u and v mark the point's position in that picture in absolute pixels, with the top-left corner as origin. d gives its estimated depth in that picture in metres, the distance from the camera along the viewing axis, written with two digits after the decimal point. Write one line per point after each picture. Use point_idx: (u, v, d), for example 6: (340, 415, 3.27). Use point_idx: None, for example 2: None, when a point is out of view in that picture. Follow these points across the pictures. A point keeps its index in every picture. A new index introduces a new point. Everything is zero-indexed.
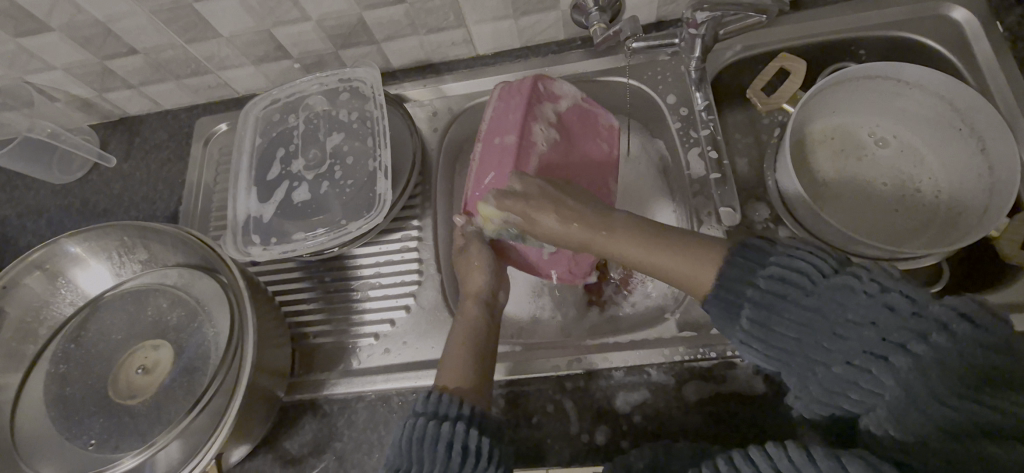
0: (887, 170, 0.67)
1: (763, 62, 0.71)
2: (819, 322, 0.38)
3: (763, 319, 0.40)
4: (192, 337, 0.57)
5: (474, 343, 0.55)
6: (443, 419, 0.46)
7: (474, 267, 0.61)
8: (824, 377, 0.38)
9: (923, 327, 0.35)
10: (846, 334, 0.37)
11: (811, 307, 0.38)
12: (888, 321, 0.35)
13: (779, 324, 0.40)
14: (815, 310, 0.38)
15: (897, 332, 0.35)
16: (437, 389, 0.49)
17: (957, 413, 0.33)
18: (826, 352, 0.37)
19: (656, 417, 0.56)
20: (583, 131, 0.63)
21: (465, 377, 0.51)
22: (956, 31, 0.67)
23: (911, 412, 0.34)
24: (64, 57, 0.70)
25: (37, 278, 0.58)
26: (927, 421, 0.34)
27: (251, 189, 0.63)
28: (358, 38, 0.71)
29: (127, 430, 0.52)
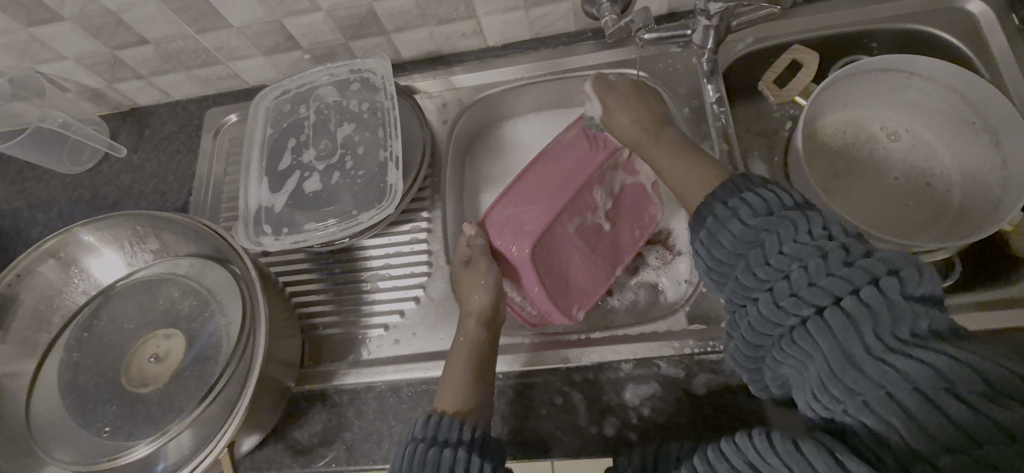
0: (900, 163, 0.67)
1: (774, 54, 0.71)
2: (755, 260, 0.40)
3: (709, 246, 0.44)
4: (204, 327, 0.57)
5: (470, 352, 0.56)
6: (443, 446, 0.45)
7: (476, 285, 0.60)
8: (756, 317, 0.40)
9: (851, 277, 0.35)
10: (778, 276, 0.39)
11: (752, 244, 0.41)
12: (817, 269, 0.37)
13: (723, 256, 0.43)
14: (754, 249, 0.41)
15: (826, 281, 0.36)
16: (432, 411, 0.50)
17: (888, 367, 0.33)
18: (760, 293, 0.40)
19: (666, 410, 0.56)
20: (626, 204, 0.66)
21: (461, 384, 0.52)
22: (970, 24, 0.67)
23: (838, 363, 0.34)
24: (75, 47, 0.70)
25: (50, 267, 0.59)
26: (855, 374, 0.34)
27: (262, 179, 0.63)
28: (368, 29, 0.71)
29: (141, 417, 0.53)
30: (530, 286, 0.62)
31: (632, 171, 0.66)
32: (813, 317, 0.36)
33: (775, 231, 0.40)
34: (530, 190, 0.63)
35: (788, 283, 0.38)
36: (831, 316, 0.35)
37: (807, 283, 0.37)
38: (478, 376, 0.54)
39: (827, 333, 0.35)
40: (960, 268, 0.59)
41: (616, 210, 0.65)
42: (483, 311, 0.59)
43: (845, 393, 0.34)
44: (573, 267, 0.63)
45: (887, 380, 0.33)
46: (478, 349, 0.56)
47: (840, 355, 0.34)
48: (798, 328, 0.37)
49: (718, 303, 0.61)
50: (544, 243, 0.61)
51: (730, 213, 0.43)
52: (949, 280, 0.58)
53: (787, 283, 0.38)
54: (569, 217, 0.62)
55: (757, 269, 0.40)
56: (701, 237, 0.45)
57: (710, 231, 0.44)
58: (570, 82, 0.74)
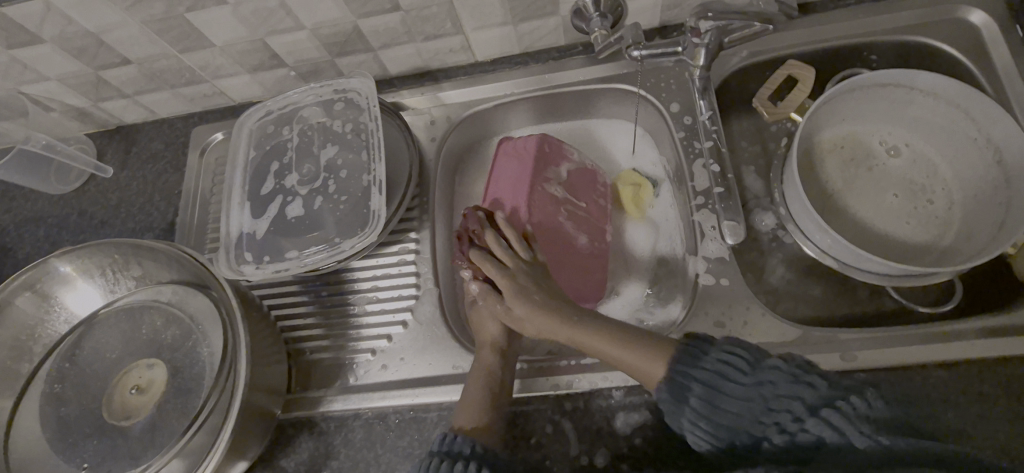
0: (899, 180, 0.65)
1: (769, 68, 0.69)
2: (759, 409, 0.45)
3: (707, 412, 0.47)
4: (187, 357, 0.56)
5: (485, 384, 0.56)
6: (457, 459, 0.48)
7: (487, 323, 0.61)
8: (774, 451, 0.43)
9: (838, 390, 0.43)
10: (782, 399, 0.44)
11: (752, 397, 0.46)
12: (810, 392, 0.43)
13: (724, 414, 0.46)
14: (754, 399, 0.46)
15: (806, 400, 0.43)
16: (453, 430, 0.52)
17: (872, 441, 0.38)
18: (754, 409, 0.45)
19: (657, 439, 0.54)
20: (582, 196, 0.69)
21: (478, 419, 0.53)
22: (973, 35, 0.65)
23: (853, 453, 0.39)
24: (58, 68, 0.69)
25: (27, 299, 0.57)
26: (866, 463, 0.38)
27: (244, 204, 0.62)
28: (354, 47, 0.70)
29: (121, 452, 0.52)
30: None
31: (571, 159, 0.69)
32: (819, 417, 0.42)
33: (766, 379, 0.46)
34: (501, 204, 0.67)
35: (793, 410, 0.43)
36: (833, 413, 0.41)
37: (805, 404, 0.43)
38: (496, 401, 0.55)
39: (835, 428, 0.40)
40: (961, 292, 0.58)
41: (578, 201, 0.68)
42: (497, 342, 0.60)
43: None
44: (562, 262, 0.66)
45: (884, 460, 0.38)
46: (496, 379, 0.57)
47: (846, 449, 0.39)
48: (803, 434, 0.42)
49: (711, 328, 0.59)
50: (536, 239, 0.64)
51: (720, 376, 0.47)
52: (952, 304, 0.58)
53: (790, 414, 0.43)
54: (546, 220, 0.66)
55: (761, 415, 0.45)
56: (692, 406, 0.48)
57: (703, 387, 0.47)
58: (561, 98, 0.72)
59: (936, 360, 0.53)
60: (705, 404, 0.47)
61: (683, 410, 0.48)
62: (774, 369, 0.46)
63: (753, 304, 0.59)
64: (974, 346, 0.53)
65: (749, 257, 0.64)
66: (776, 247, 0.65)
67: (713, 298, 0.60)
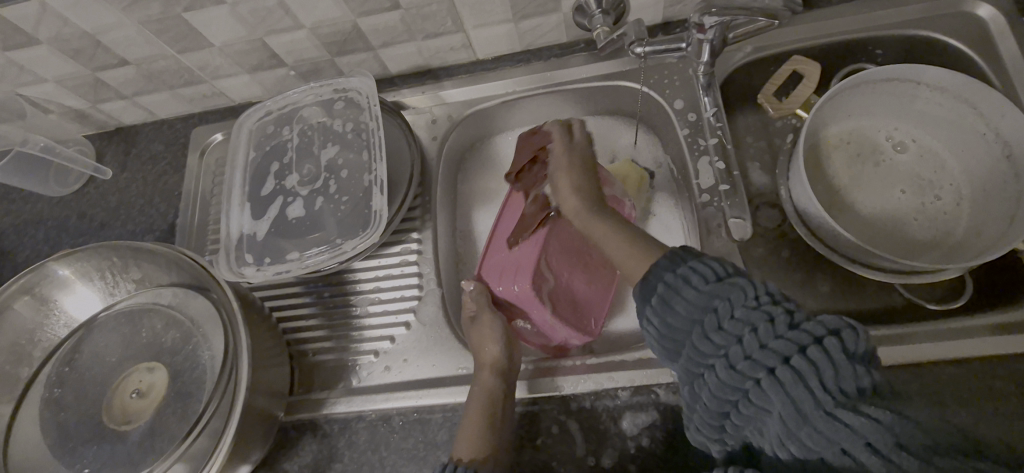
0: (906, 175, 0.64)
1: (774, 64, 0.68)
2: (709, 325, 0.40)
3: (661, 315, 0.43)
4: (187, 360, 0.56)
5: (482, 409, 0.55)
6: None
7: (484, 334, 0.60)
8: (714, 379, 0.39)
9: (803, 334, 0.36)
10: (741, 332, 0.38)
11: (705, 309, 0.41)
12: (768, 330, 0.37)
13: (674, 320, 0.42)
14: (708, 313, 0.40)
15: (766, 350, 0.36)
16: (453, 464, 0.51)
17: (841, 425, 0.33)
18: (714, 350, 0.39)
19: (665, 440, 0.54)
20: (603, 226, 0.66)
21: (477, 449, 0.52)
22: (979, 28, 0.64)
23: (803, 417, 0.34)
24: (55, 70, 0.69)
25: (25, 303, 0.56)
26: (812, 434, 0.34)
27: (244, 205, 0.62)
28: (354, 45, 0.69)
29: (121, 458, 0.51)
30: (514, 295, 0.62)
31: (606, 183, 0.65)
32: (779, 366, 0.36)
33: (725, 296, 0.40)
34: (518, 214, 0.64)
35: (745, 345, 0.37)
36: (795, 366, 0.35)
37: (760, 342, 0.37)
38: (499, 423, 0.54)
39: (790, 381, 0.35)
40: (971, 286, 0.57)
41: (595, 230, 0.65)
42: (499, 362, 0.58)
43: (804, 442, 0.35)
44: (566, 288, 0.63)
45: (842, 438, 0.33)
46: (492, 402, 0.55)
47: (795, 411, 0.35)
48: (753, 377, 0.37)
49: None
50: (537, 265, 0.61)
51: (682, 281, 0.43)
52: (960, 301, 0.57)
53: (741, 348, 0.38)
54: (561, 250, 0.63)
55: (710, 331, 0.40)
56: (651, 307, 0.44)
57: (666, 288, 0.44)
58: (563, 96, 0.72)
59: (946, 358, 0.52)
60: (665, 312, 0.43)
61: (645, 305, 0.45)
62: (738, 287, 0.40)
63: None
64: (984, 344, 0.52)
65: (755, 255, 0.64)
66: (783, 245, 0.64)
67: None
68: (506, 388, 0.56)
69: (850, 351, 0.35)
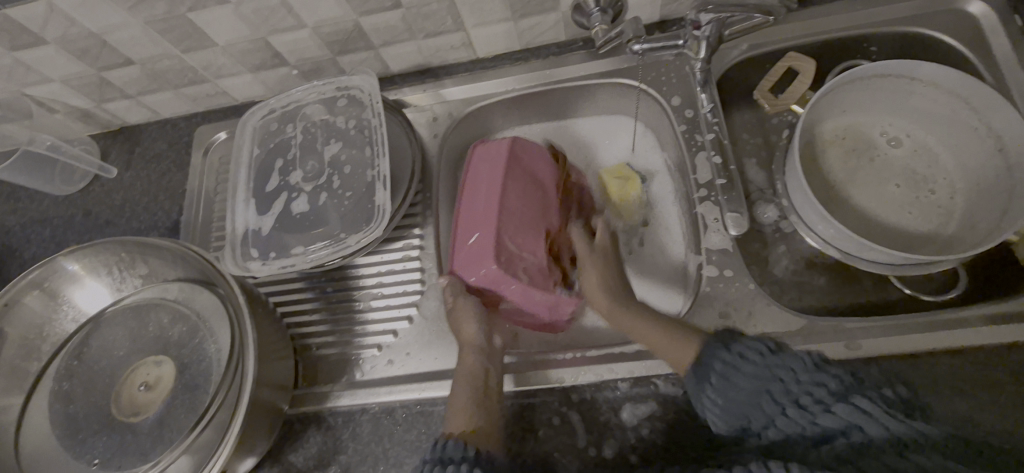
0: (900, 170, 0.65)
1: (769, 61, 0.69)
2: (777, 389, 0.44)
3: (724, 391, 0.46)
4: (194, 353, 0.57)
5: (475, 389, 0.56)
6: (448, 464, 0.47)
7: (466, 320, 0.61)
8: (784, 424, 0.43)
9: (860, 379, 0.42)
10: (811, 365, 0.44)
11: (769, 377, 0.44)
12: (835, 384, 0.42)
13: (737, 393, 0.45)
14: (772, 380, 0.44)
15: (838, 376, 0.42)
16: (446, 436, 0.51)
17: (903, 425, 0.38)
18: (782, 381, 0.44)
19: (664, 430, 0.55)
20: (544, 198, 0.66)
21: (470, 423, 0.52)
22: (971, 24, 0.65)
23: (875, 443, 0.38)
24: (61, 69, 0.69)
25: (36, 298, 0.57)
26: (878, 433, 0.39)
27: (249, 201, 0.63)
28: (356, 44, 0.70)
29: (130, 449, 0.52)
30: (485, 279, 0.61)
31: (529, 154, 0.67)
32: (849, 388, 0.41)
33: (788, 363, 0.44)
34: (475, 201, 0.63)
35: (815, 392, 0.42)
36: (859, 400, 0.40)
37: (831, 390, 0.42)
38: (485, 400, 0.55)
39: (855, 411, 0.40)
40: (966, 279, 0.59)
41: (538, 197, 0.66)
42: (476, 341, 0.59)
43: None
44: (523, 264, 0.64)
45: (905, 436, 0.38)
46: (482, 380, 0.57)
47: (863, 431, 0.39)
48: (823, 414, 0.41)
49: (715, 319, 0.59)
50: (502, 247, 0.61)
51: (739, 358, 0.46)
52: (952, 294, 0.59)
53: (811, 396, 0.42)
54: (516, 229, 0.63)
55: (779, 395, 0.43)
56: (711, 387, 0.47)
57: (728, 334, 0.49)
58: (561, 93, 0.73)
59: (940, 348, 0.53)
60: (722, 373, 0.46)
61: (703, 387, 0.47)
62: (796, 355, 0.44)
63: (757, 295, 0.59)
64: (978, 333, 0.53)
65: (751, 248, 0.65)
66: (779, 239, 0.65)
67: (717, 290, 0.60)
68: (485, 366, 0.59)
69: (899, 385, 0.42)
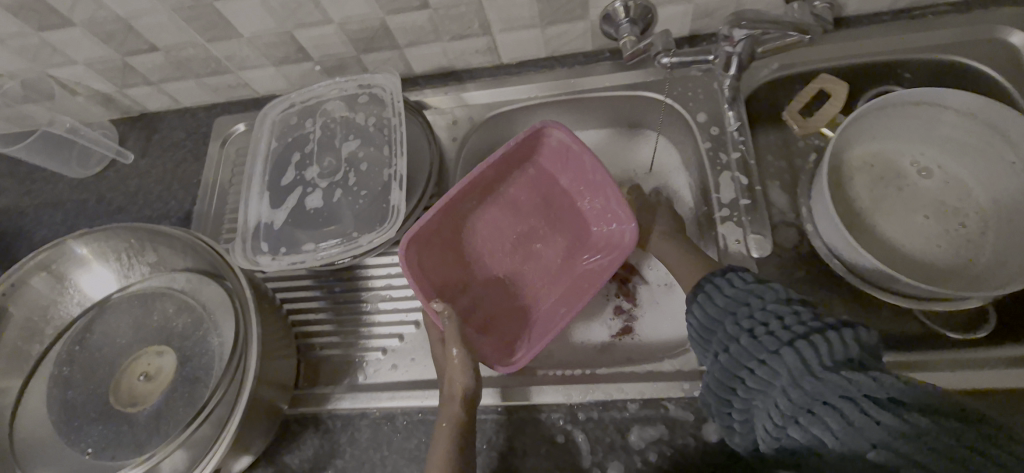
0: (930, 202, 0.63)
1: (799, 82, 0.68)
2: (755, 330, 0.44)
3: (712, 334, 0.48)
4: (196, 345, 0.56)
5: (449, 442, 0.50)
6: None
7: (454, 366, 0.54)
8: (737, 351, 0.44)
9: (820, 321, 0.42)
10: (768, 318, 0.44)
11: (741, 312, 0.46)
12: (793, 317, 0.43)
13: (727, 340, 0.46)
14: (742, 308, 0.47)
15: (797, 326, 0.42)
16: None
17: (835, 378, 0.38)
18: (740, 332, 0.45)
19: (673, 456, 0.53)
20: (598, 275, 0.62)
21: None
22: (1011, 57, 0.63)
23: (807, 380, 0.39)
24: (86, 52, 0.70)
25: (42, 280, 0.57)
26: (811, 383, 0.39)
27: (264, 194, 0.62)
28: (380, 43, 0.69)
29: (125, 440, 0.51)
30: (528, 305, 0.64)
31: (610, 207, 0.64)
32: (798, 339, 0.41)
33: (758, 294, 0.47)
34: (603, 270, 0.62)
35: (779, 328, 0.43)
36: (815, 338, 0.40)
37: (788, 328, 0.42)
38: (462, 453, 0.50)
39: (803, 351, 0.40)
40: (995, 320, 0.56)
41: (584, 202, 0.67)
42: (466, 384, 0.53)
43: (807, 399, 0.39)
44: (498, 280, 0.66)
45: (839, 386, 0.38)
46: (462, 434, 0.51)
47: (804, 369, 0.40)
48: (779, 351, 0.41)
49: None
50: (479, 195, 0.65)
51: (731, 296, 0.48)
52: (986, 330, 0.55)
53: (767, 328, 0.43)
54: (530, 258, 0.67)
55: (760, 337, 0.43)
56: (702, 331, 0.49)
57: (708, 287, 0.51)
58: (584, 103, 0.72)
59: (967, 389, 0.52)
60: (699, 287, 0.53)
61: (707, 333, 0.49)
62: (768, 288, 0.46)
63: None
64: (1008, 377, 0.52)
65: (771, 273, 0.62)
66: (801, 265, 0.63)
67: None
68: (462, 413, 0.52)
69: (863, 340, 0.40)
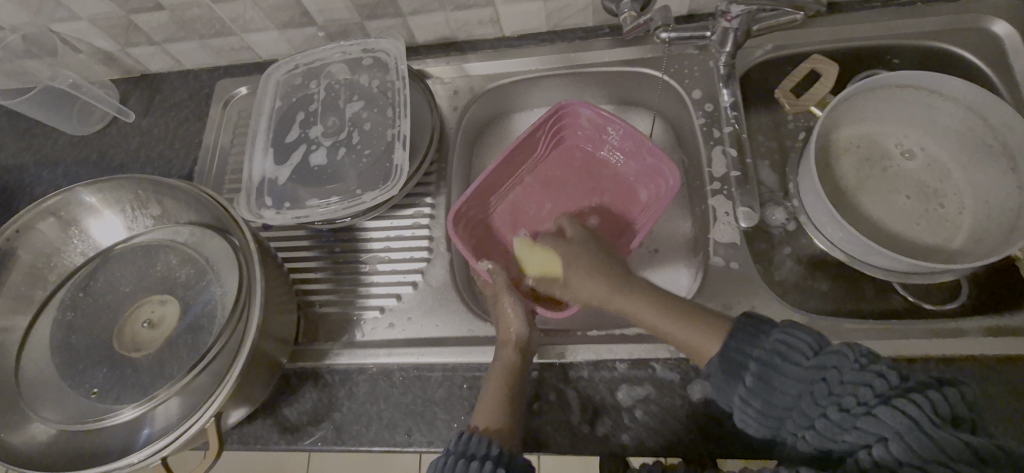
0: (912, 182, 0.66)
1: (791, 64, 0.70)
2: (819, 393, 0.39)
3: (763, 395, 0.41)
4: (200, 295, 0.57)
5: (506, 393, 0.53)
6: (472, 458, 0.46)
7: (507, 312, 0.58)
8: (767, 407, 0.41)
9: (913, 381, 0.37)
10: (800, 375, 0.40)
11: (812, 380, 0.40)
12: (883, 382, 0.37)
13: (777, 398, 0.41)
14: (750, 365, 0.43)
15: (837, 368, 0.39)
16: (470, 429, 0.50)
17: (899, 420, 0.35)
18: (779, 395, 0.41)
19: (658, 413, 0.55)
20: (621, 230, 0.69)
21: (499, 421, 0.51)
22: (995, 45, 0.66)
23: (865, 426, 0.36)
24: (90, 8, 0.70)
25: (51, 224, 0.58)
26: (876, 431, 0.36)
27: (268, 150, 0.63)
28: (384, 10, 0.70)
29: (130, 382, 0.52)
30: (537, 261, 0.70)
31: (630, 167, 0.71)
32: (852, 388, 0.38)
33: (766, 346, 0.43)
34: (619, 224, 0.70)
35: (859, 396, 0.37)
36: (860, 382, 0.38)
37: (876, 393, 0.37)
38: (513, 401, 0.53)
39: (900, 421, 0.35)
40: (968, 290, 0.60)
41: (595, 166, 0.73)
42: (518, 334, 0.57)
43: (900, 468, 0.35)
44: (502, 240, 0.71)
45: (902, 430, 0.35)
46: (516, 379, 0.55)
47: (863, 416, 0.37)
48: (868, 422, 0.36)
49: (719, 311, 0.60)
50: (507, 167, 0.70)
51: (779, 356, 0.41)
52: (957, 303, 0.59)
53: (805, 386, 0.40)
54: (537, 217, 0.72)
55: (820, 399, 0.39)
56: (745, 388, 0.42)
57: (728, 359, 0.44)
58: (583, 78, 0.73)
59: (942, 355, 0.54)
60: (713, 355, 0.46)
61: (734, 386, 0.43)
62: (838, 353, 0.39)
63: (761, 291, 0.60)
64: (978, 343, 0.54)
65: (758, 247, 0.64)
66: (786, 240, 0.65)
67: (723, 281, 0.61)
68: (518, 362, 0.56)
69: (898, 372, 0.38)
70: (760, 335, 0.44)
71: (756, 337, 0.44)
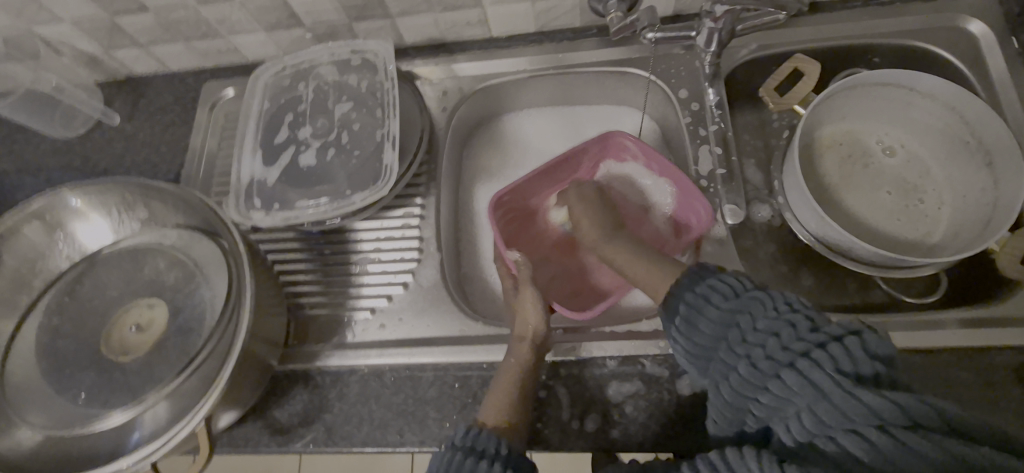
0: (893, 178, 0.67)
1: (775, 63, 0.71)
2: (734, 339, 0.41)
3: (687, 334, 0.45)
4: (189, 298, 0.57)
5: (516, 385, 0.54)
6: (481, 456, 0.46)
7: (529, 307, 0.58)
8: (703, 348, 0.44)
9: (823, 333, 0.37)
10: (728, 323, 0.42)
11: (729, 326, 0.42)
12: (791, 333, 0.38)
13: (700, 338, 0.44)
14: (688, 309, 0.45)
15: (758, 321, 0.40)
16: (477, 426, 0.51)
17: (801, 378, 0.36)
18: (713, 342, 0.43)
19: (648, 409, 0.56)
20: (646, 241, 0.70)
21: (502, 416, 0.52)
22: (970, 44, 0.68)
23: (768, 380, 0.37)
24: (74, 10, 0.69)
25: (36, 229, 0.58)
26: (778, 386, 0.37)
27: (256, 152, 0.63)
28: (372, 12, 0.71)
29: (118, 386, 0.52)
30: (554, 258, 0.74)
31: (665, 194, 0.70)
32: (767, 340, 0.38)
33: (705, 290, 0.45)
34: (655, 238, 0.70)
35: (767, 347, 0.38)
36: (775, 339, 0.38)
37: (784, 346, 0.37)
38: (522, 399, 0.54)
39: (801, 380, 0.36)
40: (946, 283, 0.61)
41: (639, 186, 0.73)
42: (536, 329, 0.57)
43: (804, 424, 0.36)
44: (526, 231, 0.75)
45: (801, 386, 0.36)
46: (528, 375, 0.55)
47: (770, 369, 0.37)
48: (773, 378, 0.37)
49: None
50: (548, 176, 0.72)
51: (704, 299, 0.44)
52: (935, 296, 0.61)
53: (733, 334, 0.41)
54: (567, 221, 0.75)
55: (736, 347, 0.41)
56: (677, 327, 0.46)
57: (688, 307, 0.45)
58: (571, 78, 0.74)
59: (917, 347, 0.55)
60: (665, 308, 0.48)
61: (670, 324, 0.47)
62: (757, 300, 0.41)
63: None
64: (956, 335, 0.55)
65: (744, 243, 0.65)
66: (772, 237, 0.66)
67: None
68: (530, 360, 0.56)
69: (818, 329, 0.38)
70: (697, 279, 0.47)
71: (696, 281, 0.47)
